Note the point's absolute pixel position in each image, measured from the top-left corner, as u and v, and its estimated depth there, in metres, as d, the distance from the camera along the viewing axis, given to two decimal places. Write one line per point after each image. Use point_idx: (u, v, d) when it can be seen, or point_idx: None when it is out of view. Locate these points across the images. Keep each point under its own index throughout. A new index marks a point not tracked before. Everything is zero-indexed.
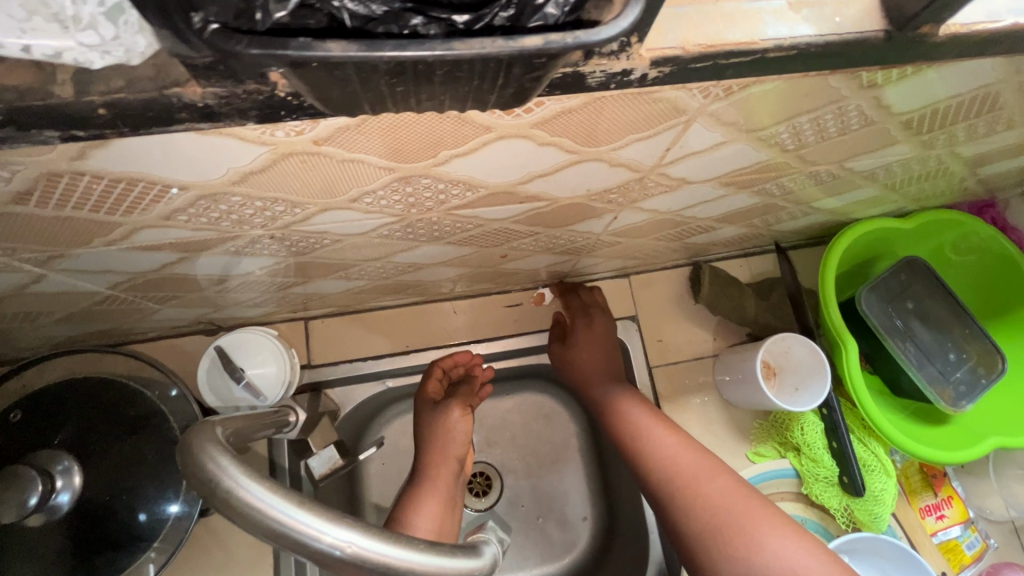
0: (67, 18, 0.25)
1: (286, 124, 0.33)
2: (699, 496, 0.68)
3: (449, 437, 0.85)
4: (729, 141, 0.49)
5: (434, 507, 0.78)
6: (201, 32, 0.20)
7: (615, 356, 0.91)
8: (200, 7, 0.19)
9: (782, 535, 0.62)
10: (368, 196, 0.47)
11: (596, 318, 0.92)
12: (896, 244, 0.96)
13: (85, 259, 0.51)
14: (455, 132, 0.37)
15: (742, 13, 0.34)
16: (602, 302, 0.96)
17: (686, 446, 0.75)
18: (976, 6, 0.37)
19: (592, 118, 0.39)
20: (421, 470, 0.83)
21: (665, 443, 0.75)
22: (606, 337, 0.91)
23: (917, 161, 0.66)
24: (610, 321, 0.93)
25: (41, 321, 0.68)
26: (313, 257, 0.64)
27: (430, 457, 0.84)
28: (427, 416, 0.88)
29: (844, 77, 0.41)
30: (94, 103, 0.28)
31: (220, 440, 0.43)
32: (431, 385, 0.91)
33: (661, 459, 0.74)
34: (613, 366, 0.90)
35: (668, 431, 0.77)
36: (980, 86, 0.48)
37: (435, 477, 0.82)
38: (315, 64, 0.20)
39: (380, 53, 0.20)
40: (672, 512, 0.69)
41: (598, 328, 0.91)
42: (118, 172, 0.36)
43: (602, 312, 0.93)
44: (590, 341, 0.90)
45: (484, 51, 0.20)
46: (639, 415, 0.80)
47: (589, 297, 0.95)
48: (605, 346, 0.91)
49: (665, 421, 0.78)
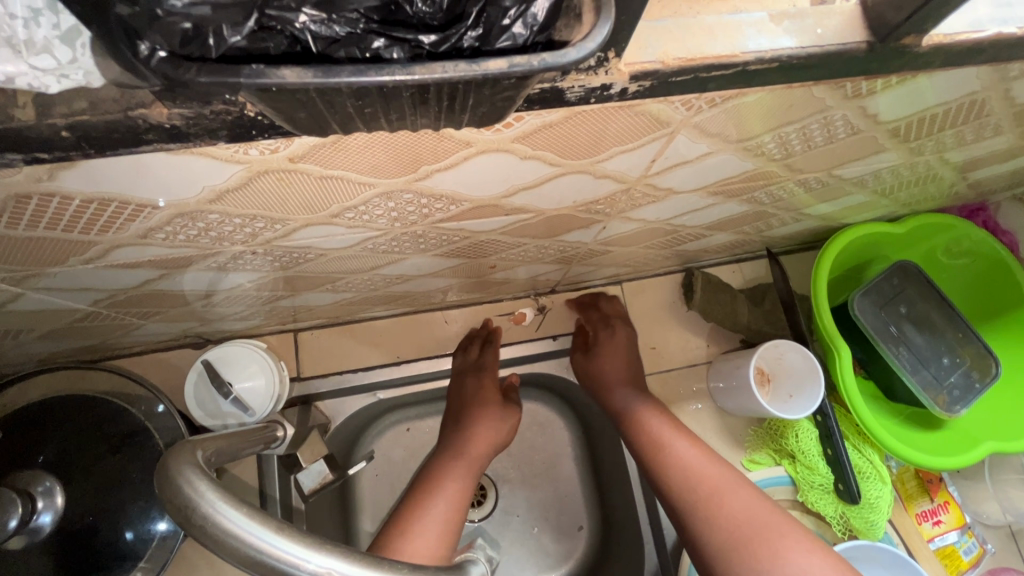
0: (19, 43, 0.23)
1: (259, 143, 0.32)
2: (723, 508, 0.67)
3: (500, 430, 0.88)
4: (715, 151, 0.48)
5: (453, 496, 0.77)
6: (148, 60, 0.19)
7: (637, 367, 0.91)
8: (144, 36, 0.19)
9: (807, 554, 0.60)
10: (349, 211, 0.46)
11: (616, 330, 0.92)
12: (888, 249, 0.96)
13: (64, 277, 0.50)
14: (435, 148, 0.37)
15: (723, 24, 0.34)
16: (621, 313, 0.95)
17: (707, 459, 0.73)
18: (959, 16, 0.37)
19: (573, 132, 0.39)
20: (447, 456, 0.83)
21: (685, 454, 0.74)
22: (628, 348, 0.91)
23: (907, 167, 0.66)
24: (632, 332, 0.93)
25: (22, 339, 0.67)
26: (300, 271, 0.63)
27: (464, 444, 0.84)
28: (489, 397, 0.89)
29: (828, 87, 0.41)
30: (56, 125, 0.27)
31: (200, 462, 0.42)
32: (488, 362, 0.92)
33: (683, 469, 0.72)
34: (635, 375, 0.89)
35: (689, 442, 0.75)
36: (968, 94, 0.47)
37: (466, 465, 0.82)
38: (273, 91, 0.20)
39: (336, 79, 0.19)
40: (692, 522, 0.68)
41: (619, 340, 0.91)
42: (88, 192, 0.36)
43: (622, 325, 0.93)
44: (613, 353, 0.90)
45: (446, 74, 0.20)
46: (660, 422, 0.79)
47: (610, 309, 0.95)
48: (627, 358, 0.90)
49: (686, 432, 0.77)
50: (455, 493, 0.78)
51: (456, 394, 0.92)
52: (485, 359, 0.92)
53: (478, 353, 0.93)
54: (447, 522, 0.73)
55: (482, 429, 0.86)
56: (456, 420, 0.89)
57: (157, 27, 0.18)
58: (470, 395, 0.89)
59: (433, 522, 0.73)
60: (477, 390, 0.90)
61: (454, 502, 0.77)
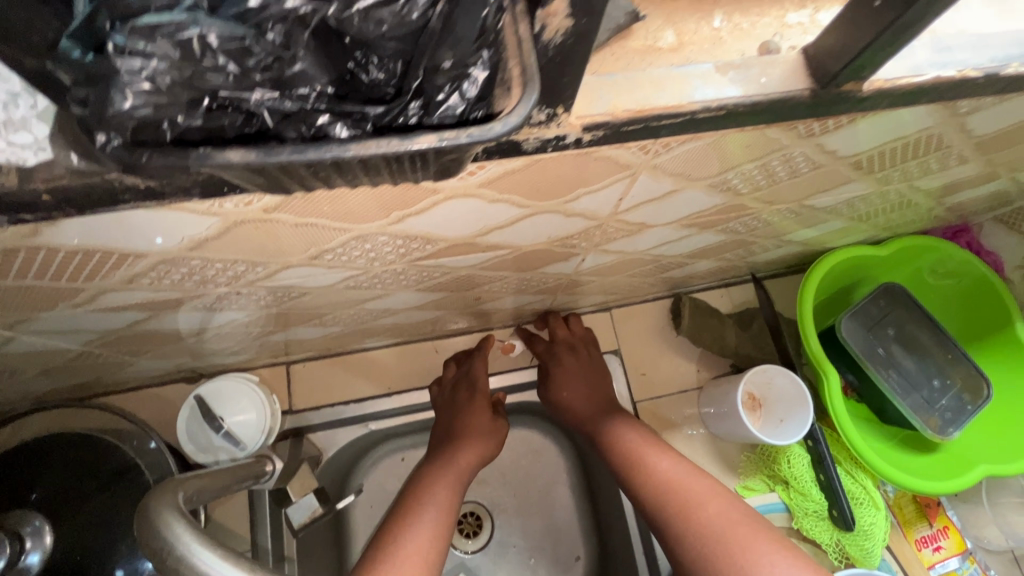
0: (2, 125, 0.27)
1: (232, 198, 0.34)
2: (697, 516, 0.66)
3: (486, 445, 0.87)
4: (679, 189, 0.50)
5: (439, 508, 0.75)
6: (106, 149, 0.21)
7: (600, 386, 0.90)
8: (99, 130, 0.21)
9: (774, 564, 0.60)
10: (327, 254, 0.48)
11: (564, 357, 0.91)
12: (872, 271, 0.96)
13: (54, 320, 0.52)
14: (404, 197, 0.39)
15: (670, 78, 0.36)
16: (570, 336, 0.94)
17: (685, 469, 0.73)
18: (899, 62, 0.39)
19: (535, 177, 0.41)
20: (433, 470, 0.81)
21: (660, 467, 0.73)
22: (583, 371, 0.90)
23: (878, 195, 0.68)
24: (583, 354, 0.92)
25: (18, 378, 0.68)
26: (286, 308, 0.64)
27: (450, 456, 0.83)
28: (479, 411, 0.88)
29: (781, 129, 0.43)
30: (37, 190, 0.28)
31: (179, 503, 0.43)
32: (478, 374, 0.91)
33: (657, 481, 0.72)
34: (600, 395, 0.89)
35: (663, 455, 0.75)
36: (923, 129, 0.49)
37: (455, 478, 0.81)
38: (216, 169, 0.22)
39: (275, 158, 0.21)
40: (670, 534, 0.68)
41: (569, 367, 0.90)
42: (74, 245, 0.37)
43: (569, 350, 0.92)
44: (568, 382, 0.90)
45: (380, 149, 0.22)
46: (633, 436, 0.78)
47: (562, 335, 0.95)
48: (585, 381, 0.90)
49: (659, 445, 0.76)
50: (439, 505, 0.76)
51: (446, 409, 0.90)
52: (474, 367, 0.92)
53: (470, 366, 0.92)
54: (435, 537, 0.71)
55: (472, 441, 0.86)
56: (445, 436, 0.87)
57: (108, 123, 0.20)
58: (463, 408, 0.88)
59: (420, 539, 0.70)
60: (470, 403, 0.88)
61: (441, 514, 0.74)
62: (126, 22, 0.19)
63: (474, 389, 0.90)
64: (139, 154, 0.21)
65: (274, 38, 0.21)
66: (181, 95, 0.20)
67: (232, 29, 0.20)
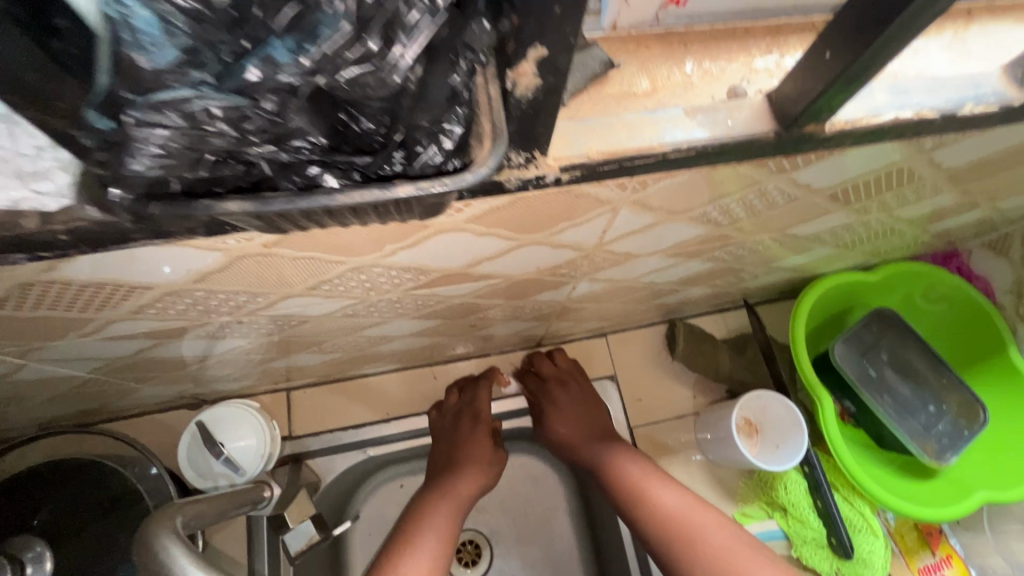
0: (27, 176, 0.29)
1: (234, 235, 0.37)
2: (701, 550, 0.69)
3: (486, 476, 0.88)
4: (660, 223, 0.52)
5: (438, 537, 0.76)
6: (121, 204, 0.25)
7: (594, 420, 0.90)
8: (116, 187, 0.24)
9: None
10: (325, 284, 0.50)
11: (555, 394, 0.91)
12: (865, 297, 0.97)
13: (63, 349, 0.54)
14: (396, 232, 0.41)
15: (642, 122, 0.39)
16: (559, 370, 0.95)
17: (689, 500, 0.73)
18: (858, 104, 0.42)
19: (520, 213, 0.43)
20: (432, 498, 0.82)
21: (664, 499, 0.74)
22: (575, 405, 0.91)
23: (860, 224, 0.70)
24: (574, 388, 0.92)
25: (26, 404, 0.70)
26: (286, 336, 0.67)
27: (449, 486, 0.84)
28: (482, 443, 0.89)
29: (753, 166, 0.45)
30: (55, 231, 0.31)
31: (178, 528, 0.44)
32: (481, 406, 0.91)
33: (662, 513, 0.73)
34: (595, 431, 0.89)
35: (666, 486, 0.75)
36: (891, 164, 0.51)
37: (455, 506, 0.81)
38: (216, 215, 0.25)
39: (269, 208, 0.25)
40: (675, 566, 0.69)
41: (563, 403, 0.91)
42: (86, 280, 0.40)
43: (560, 384, 0.93)
44: (563, 418, 0.90)
45: (363, 199, 0.26)
46: (633, 469, 0.78)
47: (550, 369, 0.95)
48: (578, 414, 0.90)
49: (663, 476, 0.76)
50: (438, 533, 0.76)
51: (446, 436, 0.90)
52: (476, 396, 0.92)
53: (472, 394, 0.92)
54: (431, 568, 0.71)
55: (474, 472, 0.86)
56: (445, 464, 0.87)
57: (123, 181, 0.24)
58: (464, 438, 0.88)
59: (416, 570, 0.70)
60: (470, 433, 0.89)
61: (440, 542, 0.75)
62: (142, 98, 0.22)
63: (477, 420, 0.90)
64: (148, 205, 0.25)
65: (269, 107, 0.23)
66: (187, 156, 0.24)
67: (233, 101, 0.22)
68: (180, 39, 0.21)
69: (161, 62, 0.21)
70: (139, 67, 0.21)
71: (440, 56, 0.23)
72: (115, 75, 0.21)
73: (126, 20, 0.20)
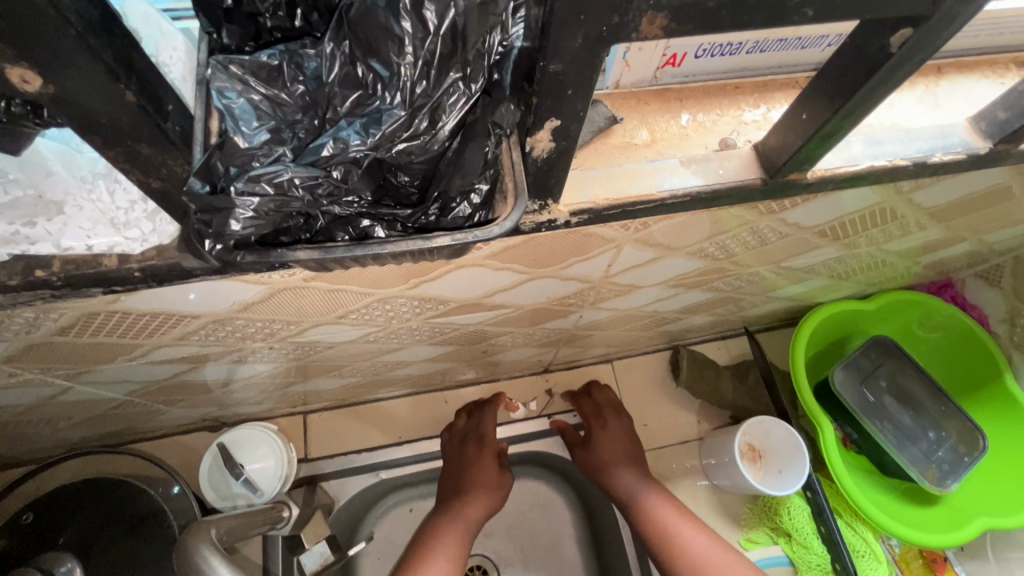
0: (120, 223, 0.34)
1: (280, 271, 0.41)
2: None
3: (491, 500, 0.88)
4: (661, 257, 0.57)
5: (447, 559, 0.78)
6: (211, 250, 0.29)
7: (637, 451, 0.91)
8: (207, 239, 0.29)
9: None
10: (352, 313, 0.54)
11: (609, 421, 0.93)
12: (862, 325, 1.00)
13: (108, 372, 0.58)
14: (421, 268, 0.46)
15: (643, 171, 0.44)
16: (613, 400, 0.96)
17: (712, 541, 0.78)
18: (837, 153, 0.46)
19: (532, 251, 0.48)
20: (441, 522, 0.83)
21: (690, 539, 0.78)
22: (624, 437, 0.91)
23: (852, 257, 0.74)
24: (626, 421, 0.94)
25: (62, 425, 0.74)
26: (310, 361, 0.71)
27: (458, 509, 0.85)
28: (484, 468, 0.90)
29: (744, 208, 0.50)
30: (132, 268, 0.35)
31: (214, 540, 0.47)
32: (486, 429, 0.93)
33: (691, 555, 0.77)
34: (636, 461, 0.89)
35: (692, 526, 0.80)
36: (873, 204, 0.56)
37: (463, 533, 0.82)
38: (290, 264, 0.31)
39: (332, 255, 0.30)
40: None
41: (614, 430, 0.92)
42: (143, 310, 0.45)
43: (614, 413, 0.94)
44: (611, 445, 0.90)
45: (409, 247, 0.31)
46: (664, 508, 0.81)
47: (606, 398, 0.96)
48: (625, 446, 0.91)
49: (691, 518, 0.81)
50: (448, 558, 0.78)
51: (455, 458, 0.92)
52: (484, 419, 0.94)
53: (478, 419, 0.95)
54: None
55: (479, 497, 0.87)
56: (454, 487, 0.89)
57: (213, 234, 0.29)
58: (472, 461, 0.90)
59: None
60: (476, 457, 0.90)
61: (450, 567, 0.77)
62: (238, 171, 0.27)
63: (482, 441, 0.92)
64: (234, 253, 0.30)
65: (337, 175, 0.28)
66: (271, 218, 0.28)
67: (310, 171, 0.27)
68: (270, 122, 0.28)
69: (255, 141, 0.27)
70: (238, 146, 0.27)
71: (474, 134, 0.30)
72: (206, 150, 0.28)
73: (232, 112, 0.28)
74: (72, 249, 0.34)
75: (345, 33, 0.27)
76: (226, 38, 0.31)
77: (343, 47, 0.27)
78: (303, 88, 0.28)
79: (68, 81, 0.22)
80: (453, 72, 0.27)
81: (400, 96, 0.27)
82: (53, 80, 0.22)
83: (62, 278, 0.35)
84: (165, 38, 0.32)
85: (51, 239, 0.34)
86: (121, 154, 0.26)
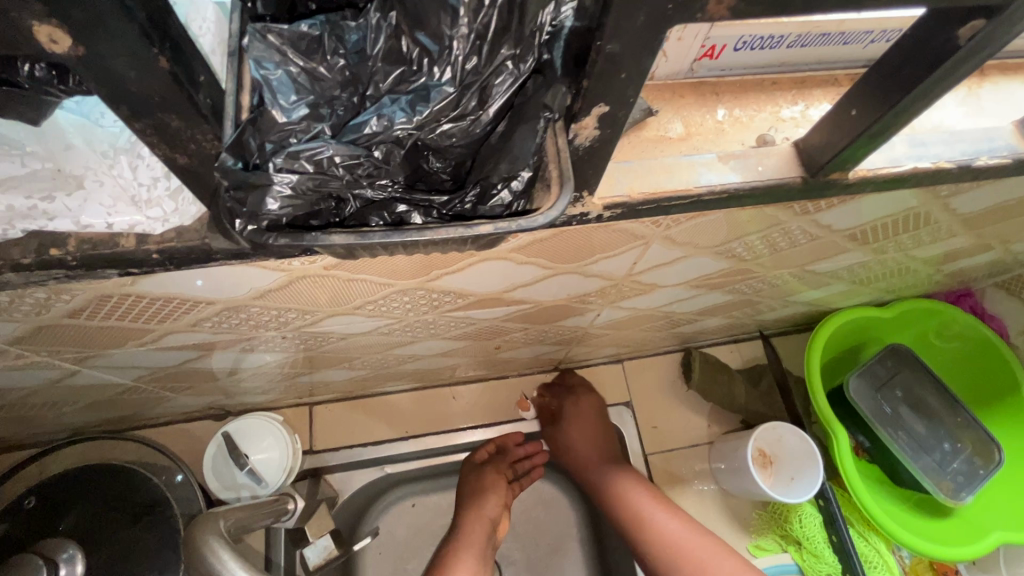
0: (141, 201, 0.33)
1: (300, 260, 0.40)
2: None
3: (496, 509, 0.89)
4: (686, 257, 0.55)
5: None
6: (240, 230, 0.28)
7: (608, 436, 0.92)
8: (238, 217, 0.28)
9: None
10: (369, 304, 0.53)
11: (581, 397, 0.94)
12: (878, 332, 0.99)
13: (116, 357, 0.57)
14: (444, 258, 0.44)
15: (680, 165, 0.42)
16: (585, 381, 0.98)
17: (691, 528, 0.77)
18: (879, 154, 0.45)
19: (560, 244, 0.46)
20: (454, 543, 0.85)
21: (670, 526, 0.77)
22: (595, 418, 0.92)
23: (878, 262, 0.72)
24: (597, 398, 0.94)
25: (66, 409, 0.73)
26: (320, 352, 0.69)
27: (465, 527, 0.86)
28: (486, 481, 0.91)
29: (778, 208, 0.48)
30: (149, 250, 0.34)
31: (222, 533, 0.46)
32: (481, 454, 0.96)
33: (670, 543, 0.76)
34: (608, 448, 0.90)
35: (671, 514, 0.78)
36: (907, 208, 0.54)
37: (475, 547, 0.84)
38: (323, 247, 0.29)
39: (365, 241, 0.28)
40: None
41: (584, 409, 0.93)
42: (157, 294, 0.43)
43: (586, 392, 0.95)
44: (578, 426, 0.91)
45: (447, 236, 0.29)
46: (643, 494, 0.80)
47: (576, 378, 0.98)
48: (592, 427, 0.92)
49: (667, 503, 0.79)
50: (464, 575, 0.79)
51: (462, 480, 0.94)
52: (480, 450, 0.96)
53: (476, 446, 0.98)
54: None
55: (480, 510, 0.88)
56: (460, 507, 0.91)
57: (251, 216, 0.27)
58: (473, 482, 0.92)
59: None
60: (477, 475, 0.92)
61: None
62: (276, 147, 0.26)
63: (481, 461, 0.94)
64: (265, 235, 0.28)
65: (379, 155, 0.28)
66: (311, 198, 0.28)
67: (352, 150, 0.27)
68: (309, 97, 0.27)
69: (293, 116, 0.27)
70: (275, 120, 0.26)
71: (522, 117, 0.29)
72: (237, 128, 0.27)
73: (269, 84, 0.26)
74: (91, 225, 0.33)
75: (392, 4, 0.26)
76: (260, 8, 0.30)
77: (389, 18, 0.26)
78: (343, 62, 0.27)
79: (98, 44, 0.21)
80: (504, 49, 0.26)
81: (450, 71, 0.26)
82: (83, 41, 0.21)
83: (77, 260, 0.34)
84: (195, 6, 0.31)
85: (71, 216, 0.33)
86: (149, 125, 0.25)
